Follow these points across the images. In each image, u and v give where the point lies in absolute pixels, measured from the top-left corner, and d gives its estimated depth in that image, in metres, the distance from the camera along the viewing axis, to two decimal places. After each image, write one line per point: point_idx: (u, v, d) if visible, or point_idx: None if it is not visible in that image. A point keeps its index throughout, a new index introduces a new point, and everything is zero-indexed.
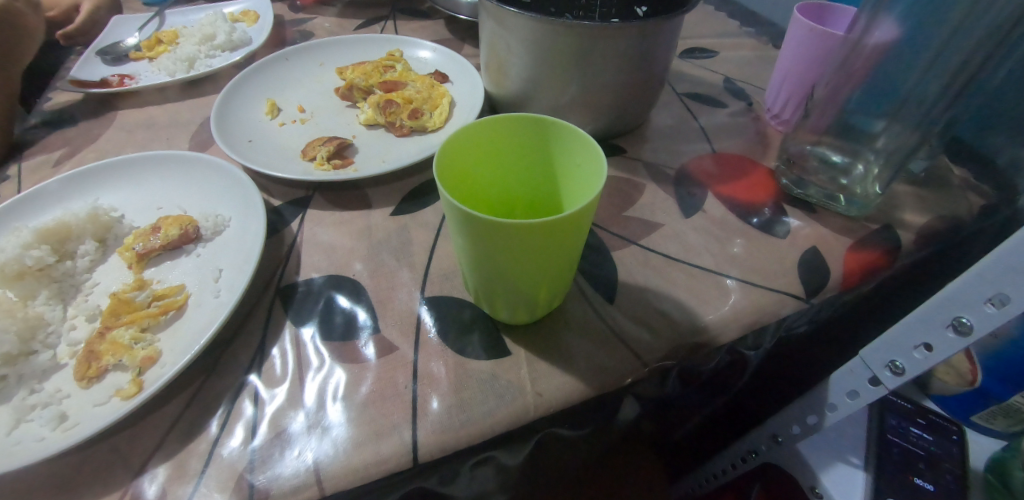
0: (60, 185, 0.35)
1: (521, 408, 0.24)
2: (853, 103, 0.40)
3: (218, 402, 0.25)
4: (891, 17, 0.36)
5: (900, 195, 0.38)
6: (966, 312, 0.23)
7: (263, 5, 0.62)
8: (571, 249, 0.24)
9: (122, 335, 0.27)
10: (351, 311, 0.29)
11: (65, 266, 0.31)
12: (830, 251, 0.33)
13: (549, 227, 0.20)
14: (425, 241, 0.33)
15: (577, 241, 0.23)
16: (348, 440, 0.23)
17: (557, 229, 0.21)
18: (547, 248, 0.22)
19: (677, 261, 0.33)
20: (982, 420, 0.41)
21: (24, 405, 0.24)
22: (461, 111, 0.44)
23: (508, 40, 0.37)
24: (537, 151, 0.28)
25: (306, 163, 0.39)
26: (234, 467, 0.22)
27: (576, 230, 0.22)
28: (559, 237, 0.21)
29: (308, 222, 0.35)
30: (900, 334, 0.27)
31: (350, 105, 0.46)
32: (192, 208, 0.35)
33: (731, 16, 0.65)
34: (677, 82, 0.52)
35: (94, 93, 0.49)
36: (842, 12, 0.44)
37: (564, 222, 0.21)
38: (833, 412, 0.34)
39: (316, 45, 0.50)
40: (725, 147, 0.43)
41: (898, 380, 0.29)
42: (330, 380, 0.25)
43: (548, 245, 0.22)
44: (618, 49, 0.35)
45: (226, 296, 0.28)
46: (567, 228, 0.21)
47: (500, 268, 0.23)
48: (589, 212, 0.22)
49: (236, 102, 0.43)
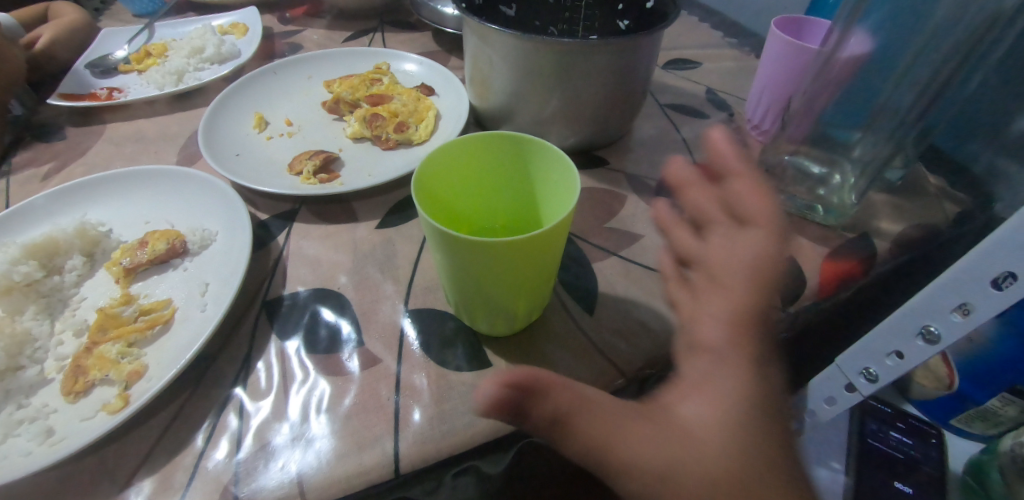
0: (47, 199, 0.36)
1: (501, 419, 0.25)
2: (828, 114, 0.41)
3: (204, 415, 0.25)
4: (863, 31, 0.37)
5: (876, 205, 0.40)
6: (934, 321, 0.25)
7: (251, 17, 0.63)
8: (538, 271, 0.24)
9: (109, 350, 0.27)
10: (336, 324, 0.29)
11: (52, 281, 0.32)
12: (804, 260, 0.35)
13: (524, 243, 0.21)
14: (410, 254, 0.34)
15: (554, 255, 0.24)
16: (332, 451, 0.23)
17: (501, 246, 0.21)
18: (524, 263, 0.23)
19: (657, 271, 0.34)
20: (961, 423, 0.42)
21: (11, 420, 0.24)
22: (447, 124, 0.44)
23: (491, 55, 0.38)
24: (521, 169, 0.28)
25: (293, 177, 0.39)
26: (219, 480, 0.22)
27: (551, 245, 0.23)
28: (534, 253, 0.22)
29: (295, 235, 0.35)
30: (874, 343, 0.28)
31: (338, 118, 0.46)
32: (179, 223, 0.35)
33: (713, 27, 0.67)
34: (659, 93, 0.53)
35: (82, 106, 0.49)
36: (819, 25, 0.45)
37: (539, 238, 0.21)
38: (813, 418, 0.35)
39: (304, 59, 0.51)
40: (705, 158, 0.44)
41: (871, 387, 0.30)
42: (314, 393, 0.26)
43: (524, 260, 0.22)
44: (598, 64, 0.36)
45: (212, 310, 0.29)
46: (542, 243, 0.22)
47: (479, 284, 0.24)
48: (562, 228, 0.23)
49: (224, 116, 0.44)
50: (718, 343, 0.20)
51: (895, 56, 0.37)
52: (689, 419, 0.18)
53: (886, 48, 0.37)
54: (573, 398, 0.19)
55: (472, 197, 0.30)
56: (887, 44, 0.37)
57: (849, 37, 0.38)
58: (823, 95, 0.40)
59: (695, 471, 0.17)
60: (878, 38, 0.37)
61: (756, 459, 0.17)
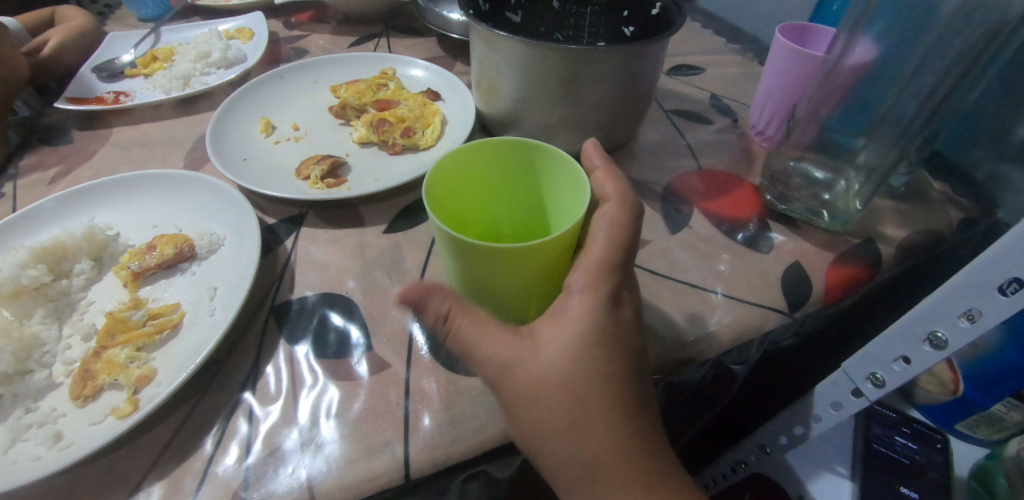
0: (55, 203, 0.36)
1: (510, 423, 0.25)
2: (833, 122, 0.40)
3: (213, 419, 0.25)
4: (868, 38, 0.37)
5: (880, 209, 0.39)
6: (941, 326, 0.25)
7: (257, 22, 0.63)
8: (548, 278, 0.24)
9: (117, 355, 0.27)
10: (344, 329, 0.29)
11: (60, 285, 0.31)
12: (811, 265, 0.35)
13: (538, 248, 0.21)
14: (417, 259, 0.34)
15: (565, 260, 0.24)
16: (342, 456, 0.23)
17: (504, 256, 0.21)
18: (536, 268, 0.23)
19: (663, 277, 0.34)
20: (966, 428, 0.42)
21: (20, 424, 0.24)
22: (453, 129, 0.45)
23: (498, 61, 0.38)
24: (516, 155, 0.28)
25: (300, 181, 0.39)
26: (229, 484, 0.22)
27: (563, 249, 0.23)
28: (547, 257, 0.22)
29: (302, 240, 0.36)
30: (880, 348, 0.28)
31: (344, 123, 0.47)
32: (187, 227, 0.35)
33: (717, 33, 0.67)
34: (664, 99, 0.53)
35: (89, 110, 0.49)
36: (823, 32, 0.46)
37: (552, 243, 0.22)
38: (819, 423, 0.35)
39: (311, 64, 0.51)
40: (710, 163, 0.45)
41: (878, 392, 0.30)
42: (324, 398, 0.26)
43: (537, 264, 0.22)
44: (604, 70, 0.36)
45: (221, 315, 0.29)
46: (555, 248, 0.22)
47: (490, 289, 0.24)
48: (573, 233, 0.23)
49: (231, 121, 0.44)
50: (579, 303, 0.23)
51: (901, 63, 0.36)
52: (547, 353, 0.22)
53: (892, 55, 0.36)
54: (474, 327, 0.22)
55: (480, 204, 0.30)
56: (894, 51, 0.36)
57: (854, 44, 0.37)
58: (828, 103, 0.40)
59: (528, 373, 0.21)
60: (884, 45, 0.37)
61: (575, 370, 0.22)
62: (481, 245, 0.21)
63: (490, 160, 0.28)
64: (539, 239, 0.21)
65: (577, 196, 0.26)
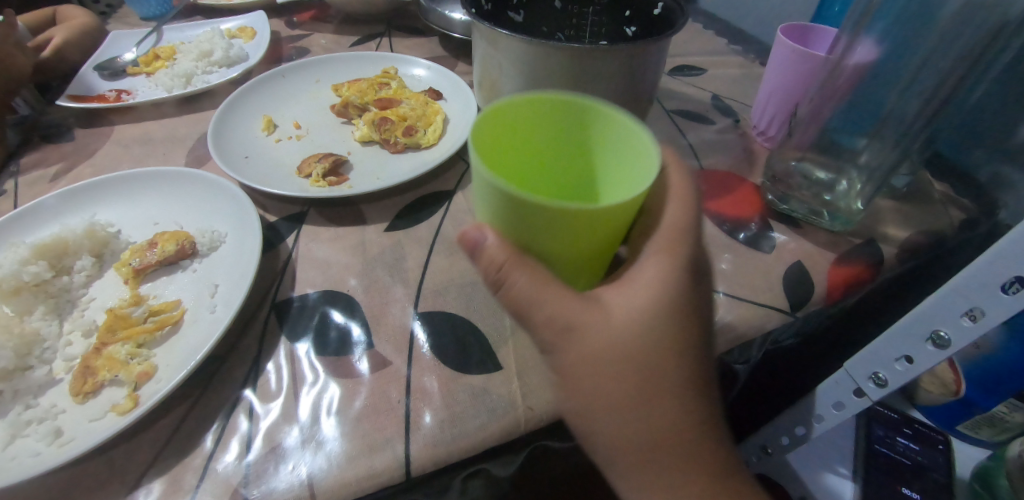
0: (57, 200, 0.36)
1: (512, 422, 0.25)
2: (836, 122, 0.40)
3: (213, 416, 0.25)
4: (871, 38, 0.37)
5: (882, 209, 0.39)
6: (944, 325, 0.25)
7: (260, 21, 0.63)
8: (600, 244, 0.23)
9: (119, 351, 0.27)
10: (346, 326, 0.29)
11: (61, 282, 0.31)
12: (814, 265, 0.34)
13: (592, 216, 0.20)
14: (419, 257, 0.34)
15: (622, 227, 0.22)
16: (342, 454, 0.23)
17: (577, 220, 0.20)
18: (588, 236, 0.21)
19: None
20: (968, 429, 0.42)
21: (19, 420, 0.24)
22: (455, 128, 0.45)
23: (499, 59, 0.38)
24: (567, 110, 0.25)
25: (302, 180, 0.39)
26: (229, 481, 0.22)
27: (618, 221, 0.21)
28: (602, 226, 0.21)
29: (304, 237, 0.36)
30: (882, 348, 0.28)
31: (346, 122, 0.47)
32: (189, 224, 0.35)
33: (718, 34, 0.67)
34: (666, 99, 0.53)
35: (91, 108, 0.49)
36: (826, 32, 0.46)
37: (610, 214, 0.20)
38: (821, 423, 0.35)
39: (313, 63, 0.51)
40: (712, 163, 0.45)
41: (881, 391, 0.30)
42: (325, 395, 0.26)
43: (590, 233, 0.21)
44: (606, 69, 0.36)
45: (222, 312, 0.29)
46: (608, 220, 0.20)
47: (538, 252, 0.22)
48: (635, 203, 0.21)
49: (233, 119, 0.44)
50: (647, 273, 0.24)
51: (904, 61, 0.36)
52: (616, 315, 0.23)
53: (895, 54, 0.37)
54: (532, 280, 0.22)
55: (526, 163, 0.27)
56: (896, 50, 0.36)
57: (856, 44, 0.37)
58: (830, 103, 0.39)
59: (602, 333, 0.23)
60: (886, 44, 0.37)
61: (647, 336, 0.23)
62: (533, 206, 0.19)
63: (535, 118, 0.25)
64: (599, 208, 0.19)
65: (635, 163, 0.23)
